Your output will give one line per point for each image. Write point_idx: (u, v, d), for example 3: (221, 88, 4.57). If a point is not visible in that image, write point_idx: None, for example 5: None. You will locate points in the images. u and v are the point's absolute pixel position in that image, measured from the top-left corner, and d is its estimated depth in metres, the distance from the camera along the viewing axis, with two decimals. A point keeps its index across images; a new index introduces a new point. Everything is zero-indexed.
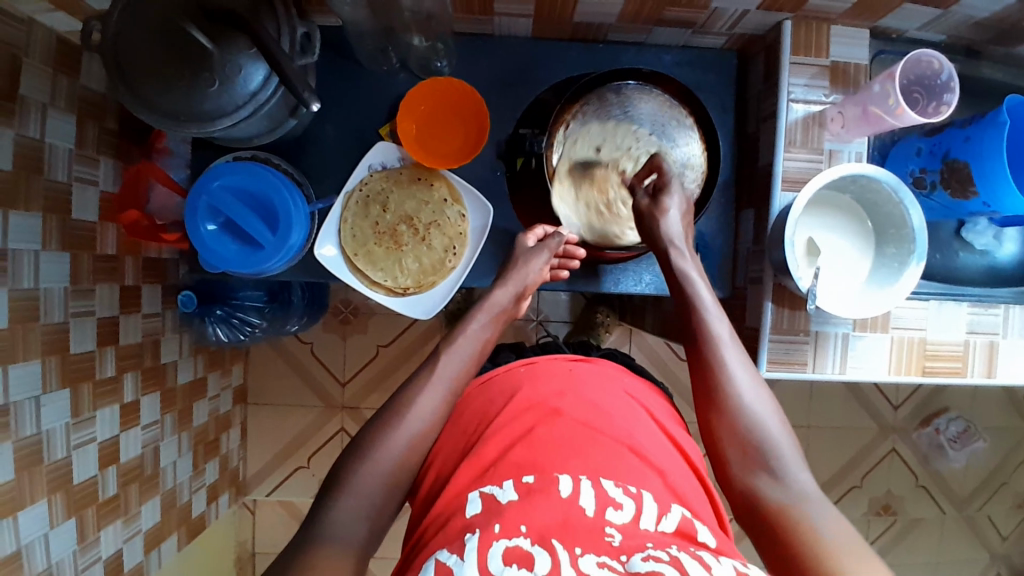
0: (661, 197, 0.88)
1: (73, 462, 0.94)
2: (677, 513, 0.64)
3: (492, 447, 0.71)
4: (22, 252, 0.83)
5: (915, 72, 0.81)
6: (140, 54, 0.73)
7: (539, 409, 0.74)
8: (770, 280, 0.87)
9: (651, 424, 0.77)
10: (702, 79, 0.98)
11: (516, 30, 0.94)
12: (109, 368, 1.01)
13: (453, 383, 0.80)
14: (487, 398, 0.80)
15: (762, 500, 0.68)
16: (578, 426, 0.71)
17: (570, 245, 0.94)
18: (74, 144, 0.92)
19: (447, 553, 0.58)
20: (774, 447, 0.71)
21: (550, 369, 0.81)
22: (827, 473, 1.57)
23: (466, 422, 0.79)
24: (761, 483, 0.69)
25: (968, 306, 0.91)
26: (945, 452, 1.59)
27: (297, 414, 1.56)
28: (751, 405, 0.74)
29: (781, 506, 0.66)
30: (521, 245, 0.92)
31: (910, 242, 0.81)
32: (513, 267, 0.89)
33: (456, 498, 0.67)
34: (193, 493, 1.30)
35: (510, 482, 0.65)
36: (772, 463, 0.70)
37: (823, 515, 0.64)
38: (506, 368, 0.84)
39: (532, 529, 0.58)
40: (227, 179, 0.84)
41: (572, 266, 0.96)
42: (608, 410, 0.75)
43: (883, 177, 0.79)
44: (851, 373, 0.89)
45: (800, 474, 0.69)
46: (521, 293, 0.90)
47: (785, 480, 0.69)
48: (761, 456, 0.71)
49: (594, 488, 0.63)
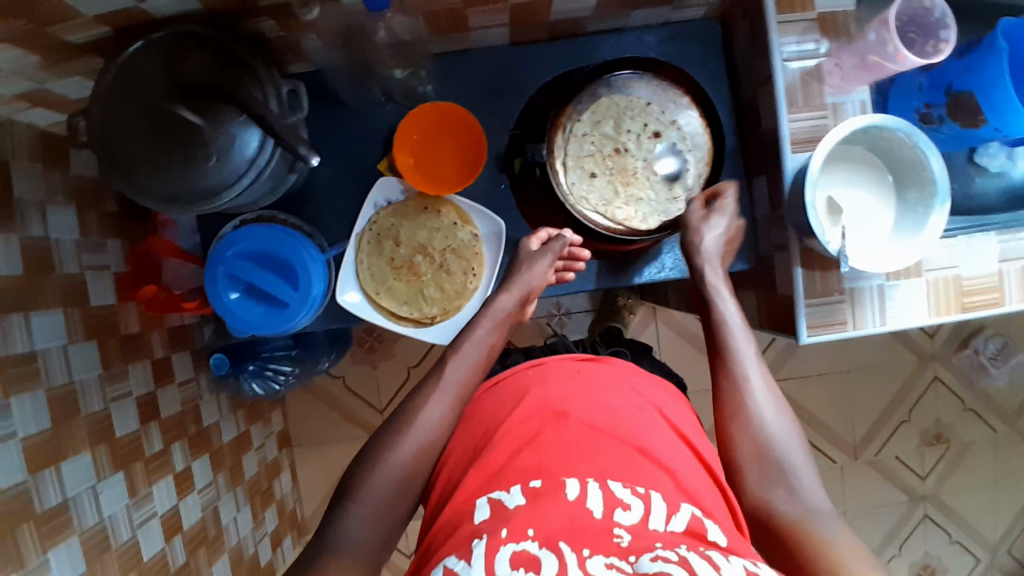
0: (710, 213, 0.87)
1: (139, 540, 0.95)
2: (687, 512, 0.63)
3: (501, 452, 0.71)
4: (50, 349, 0.84)
5: (907, 14, 0.79)
6: (133, 142, 0.72)
7: (548, 411, 0.75)
8: (797, 245, 0.86)
9: (664, 427, 0.76)
10: (687, 54, 0.96)
11: (494, 39, 0.93)
12: (157, 442, 1.02)
13: (459, 388, 0.81)
14: (497, 400, 0.80)
15: (775, 516, 0.69)
16: (585, 429, 0.72)
17: (574, 247, 0.94)
18: (79, 234, 0.92)
19: (455, 558, 0.59)
20: (793, 466, 0.72)
21: (558, 371, 0.81)
22: (873, 412, 1.57)
23: (476, 427, 0.79)
24: (776, 501, 0.70)
25: (997, 235, 0.89)
26: (987, 371, 1.58)
27: (342, 448, 1.57)
28: (772, 423, 0.75)
29: (794, 520, 0.67)
30: (524, 249, 0.91)
31: (932, 185, 0.80)
32: (516, 273, 0.89)
33: (465, 503, 0.68)
34: (258, 543, 1.32)
35: (518, 486, 0.65)
36: (790, 481, 0.71)
37: (836, 534, 0.64)
38: (514, 370, 0.83)
39: (540, 532, 0.59)
40: (240, 246, 0.84)
41: (577, 267, 0.96)
42: (618, 411, 0.75)
43: (896, 124, 0.77)
44: (891, 323, 0.88)
45: (814, 493, 0.70)
46: (525, 297, 0.89)
47: (800, 497, 0.69)
48: (778, 471, 0.72)
49: (601, 490, 0.64)
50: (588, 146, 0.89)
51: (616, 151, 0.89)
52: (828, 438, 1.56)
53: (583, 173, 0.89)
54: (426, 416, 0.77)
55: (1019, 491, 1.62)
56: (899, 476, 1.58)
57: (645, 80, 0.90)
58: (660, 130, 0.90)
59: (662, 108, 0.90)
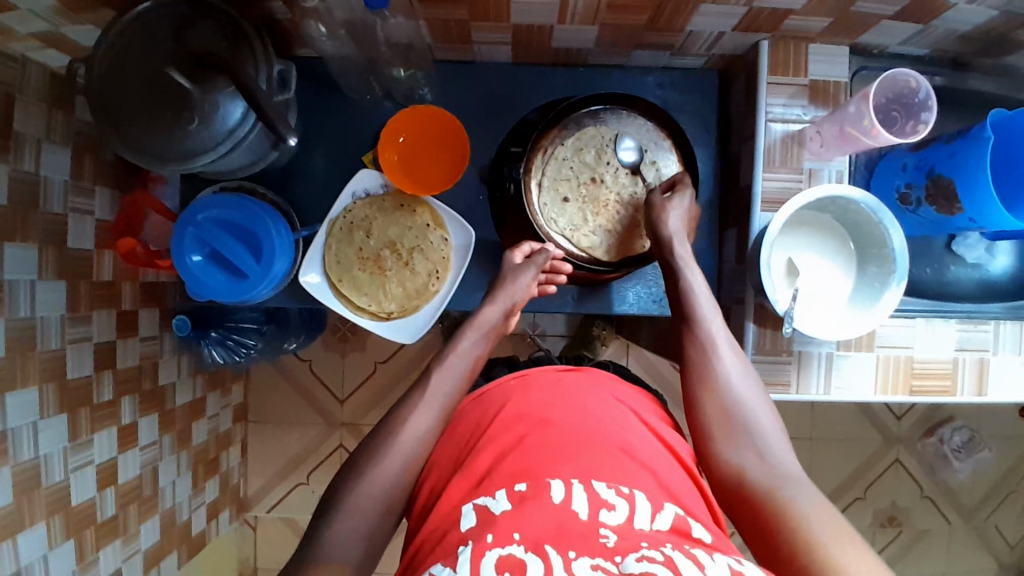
0: (671, 197, 0.88)
1: (71, 484, 0.95)
2: (670, 512, 0.64)
3: (484, 457, 0.71)
4: (18, 282, 0.86)
5: (892, 91, 0.80)
6: (125, 95, 0.75)
7: (530, 418, 0.74)
8: (752, 302, 0.87)
9: (641, 426, 0.76)
10: (684, 101, 0.99)
11: (497, 56, 0.95)
12: (106, 392, 1.03)
13: (446, 401, 0.80)
14: (481, 406, 0.80)
15: (747, 480, 0.70)
16: (569, 433, 0.71)
17: (556, 261, 0.91)
18: (70, 176, 0.95)
19: (441, 566, 0.59)
20: (762, 431, 0.73)
21: (539, 379, 0.80)
22: (831, 485, 1.56)
23: (461, 432, 0.79)
24: (747, 465, 0.71)
25: (957, 323, 0.90)
26: (950, 463, 1.56)
27: (297, 430, 1.58)
28: (739, 387, 0.76)
29: (765, 483, 0.68)
30: (509, 262, 0.90)
31: (891, 262, 0.81)
32: (500, 285, 0.88)
33: (451, 511, 0.67)
34: (194, 511, 1.32)
35: (503, 491, 0.65)
36: (759, 446, 0.72)
37: (805, 497, 0.66)
38: (497, 381, 0.83)
39: (526, 537, 0.58)
40: (212, 212, 0.86)
41: (559, 281, 0.94)
42: (599, 416, 0.74)
43: (861, 198, 0.79)
44: (835, 393, 0.88)
45: (783, 455, 0.71)
46: (510, 310, 0.89)
47: (769, 460, 0.71)
48: (747, 436, 0.73)
49: (586, 491, 0.63)
50: (566, 170, 0.91)
51: (592, 180, 0.91)
52: None
53: (556, 196, 0.91)
54: (413, 427, 0.77)
55: None
56: None
57: (630, 116, 0.92)
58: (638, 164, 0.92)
59: (644, 145, 0.92)
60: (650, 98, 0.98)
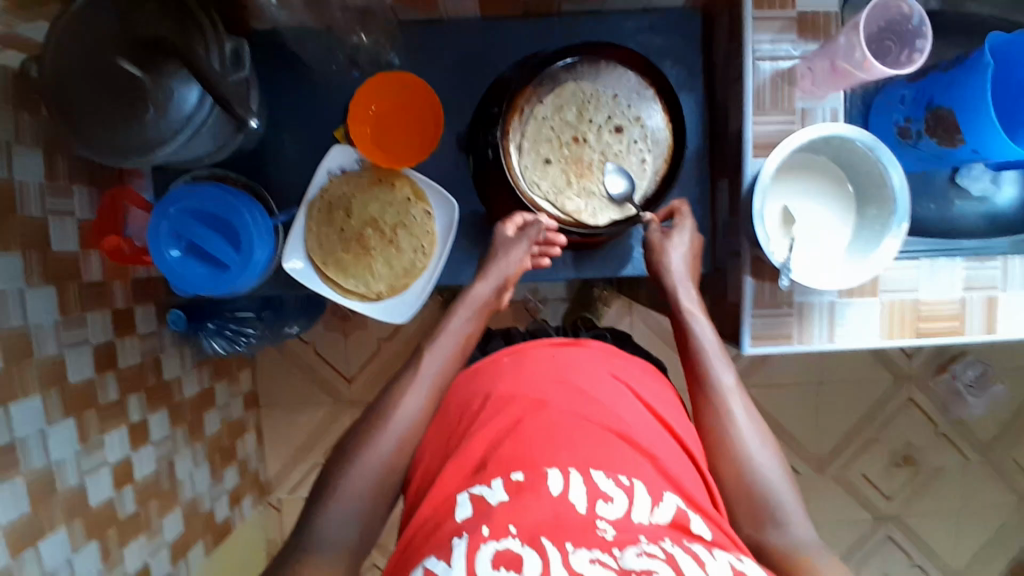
0: (670, 231, 0.88)
1: (88, 486, 0.97)
2: (671, 504, 0.64)
3: (477, 445, 0.69)
4: (6, 291, 0.85)
5: (884, 19, 0.75)
6: (73, 90, 0.71)
7: (525, 399, 0.72)
8: (748, 254, 0.83)
9: (637, 404, 0.75)
10: (666, 46, 0.93)
11: (465, 13, 0.90)
12: (111, 392, 1.04)
13: (436, 378, 0.78)
14: (474, 389, 0.78)
15: (768, 553, 0.68)
16: (568, 416, 0.70)
17: (549, 232, 0.86)
18: (45, 178, 0.92)
19: (435, 559, 0.58)
20: (780, 500, 0.70)
21: (535, 356, 0.79)
22: (844, 428, 1.54)
23: (451, 417, 0.78)
24: (766, 536, 0.69)
25: (964, 261, 0.86)
26: (963, 399, 1.54)
27: (308, 412, 1.59)
28: (760, 457, 0.73)
29: (786, 554, 0.67)
30: (499, 235, 0.86)
31: (891, 203, 0.77)
32: (491, 261, 0.85)
33: (443, 503, 0.66)
34: (215, 499, 1.35)
35: (499, 481, 0.64)
36: (777, 514, 0.69)
37: (828, 569, 0.65)
38: (491, 358, 0.81)
39: (522, 530, 0.58)
40: (186, 204, 0.83)
41: (554, 253, 0.88)
42: (596, 396, 0.73)
43: (856, 136, 0.75)
44: (838, 341, 0.85)
45: (802, 525, 0.69)
46: (502, 286, 0.85)
47: (789, 531, 0.68)
48: (766, 508, 0.70)
49: (585, 483, 0.63)
50: (546, 131, 0.87)
51: (574, 139, 0.88)
52: (795, 450, 1.54)
53: (537, 158, 0.87)
54: (404, 410, 0.74)
55: (983, 521, 1.59)
56: (864, 494, 1.56)
57: (609, 68, 0.87)
58: (622, 120, 0.88)
59: (627, 99, 0.88)
60: (630, 46, 0.92)
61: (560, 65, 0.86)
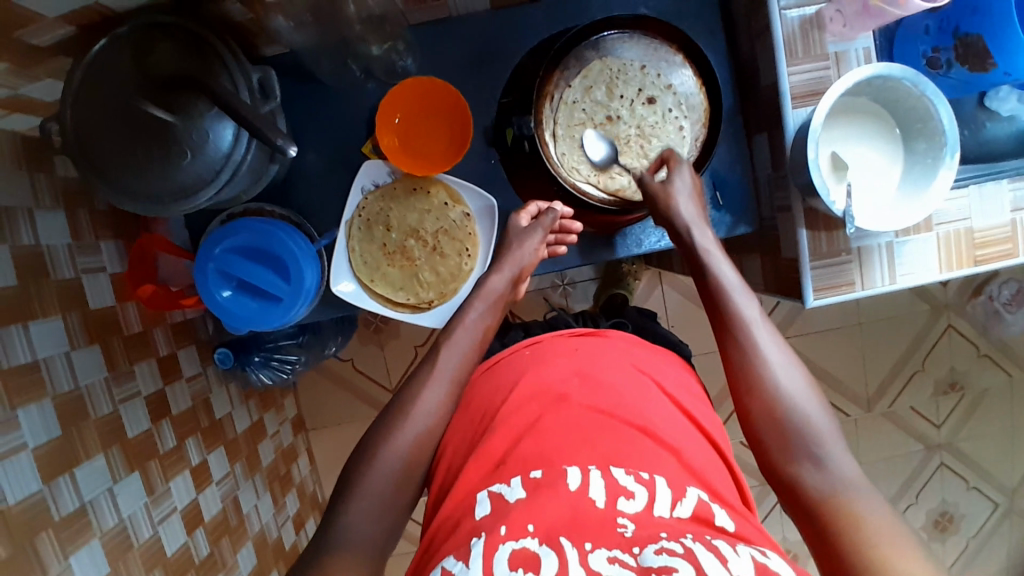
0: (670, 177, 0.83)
1: (161, 536, 0.96)
2: (693, 497, 0.62)
3: (500, 440, 0.69)
4: (53, 357, 0.83)
5: None
6: (101, 140, 0.69)
7: (547, 395, 0.72)
8: (800, 207, 0.83)
9: (661, 396, 0.74)
10: (681, 7, 0.91)
11: (474, 5, 0.88)
12: (169, 439, 1.03)
13: (455, 375, 0.77)
14: (495, 384, 0.77)
15: (805, 494, 0.64)
16: (587, 412, 0.69)
17: (565, 220, 0.92)
18: (72, 238, 0.90)
19: (453, 559, 0.57)
20: (816, 435, 0.66)
21: (554, 348, 0.79)
22: (888, 365, 1.55)
23: (474, 408, 0.77)
24: (801, 474, 0.65)
25: (1009, 182, 0.85)
26: (1002, 317, 1.55)
27: (355, 429, 1.59)
28: (791, 391, 0.69)
29: (824, 495, 0.63)
30: (514, 225, 0.89)
31: (940, 136, 0.76)
32: (507, 251, 0.86)
33: (466, 498, 0.65)
34: (281, 527, 1.34)
35: (518, 478, 0.63)
36: (813, 451, 0.65)
37: (870, 511, 0.60)
38: (512, 350, 0.82)
39: (540, 528, 0.57)
40: (228, 242, 0.82)
41: (569, 240, 0.93)
42: (620, 390, 0.73)
43: (901, 73, 0.73)
44: (900, 281, 0.85)
45: (841, 460, 0.64)
46: (517, 276, 0.87)
47: (828, 467, 0.64)
48: (800, 443, 0.66)
49: (604, 478, 0.62)
50: (578, 113, 0.86)
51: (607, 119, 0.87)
52: (842, 393, 1.55)
53: (573, 143, 0.87)
54: (425, 405, 0.73)
55: None
56: (914, 427, 1.57)
57: (634, 39, 0.86)
58: (652, 91, 0.87)
59: (654, 68, 0.87)
60: (644, 13, 0.90)
61: (584, 44, 0.85)
